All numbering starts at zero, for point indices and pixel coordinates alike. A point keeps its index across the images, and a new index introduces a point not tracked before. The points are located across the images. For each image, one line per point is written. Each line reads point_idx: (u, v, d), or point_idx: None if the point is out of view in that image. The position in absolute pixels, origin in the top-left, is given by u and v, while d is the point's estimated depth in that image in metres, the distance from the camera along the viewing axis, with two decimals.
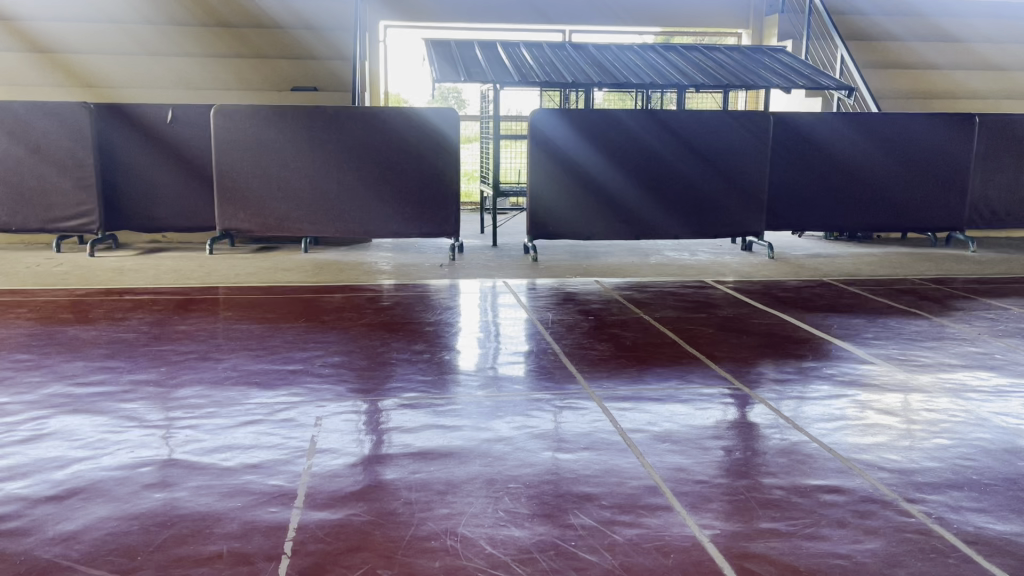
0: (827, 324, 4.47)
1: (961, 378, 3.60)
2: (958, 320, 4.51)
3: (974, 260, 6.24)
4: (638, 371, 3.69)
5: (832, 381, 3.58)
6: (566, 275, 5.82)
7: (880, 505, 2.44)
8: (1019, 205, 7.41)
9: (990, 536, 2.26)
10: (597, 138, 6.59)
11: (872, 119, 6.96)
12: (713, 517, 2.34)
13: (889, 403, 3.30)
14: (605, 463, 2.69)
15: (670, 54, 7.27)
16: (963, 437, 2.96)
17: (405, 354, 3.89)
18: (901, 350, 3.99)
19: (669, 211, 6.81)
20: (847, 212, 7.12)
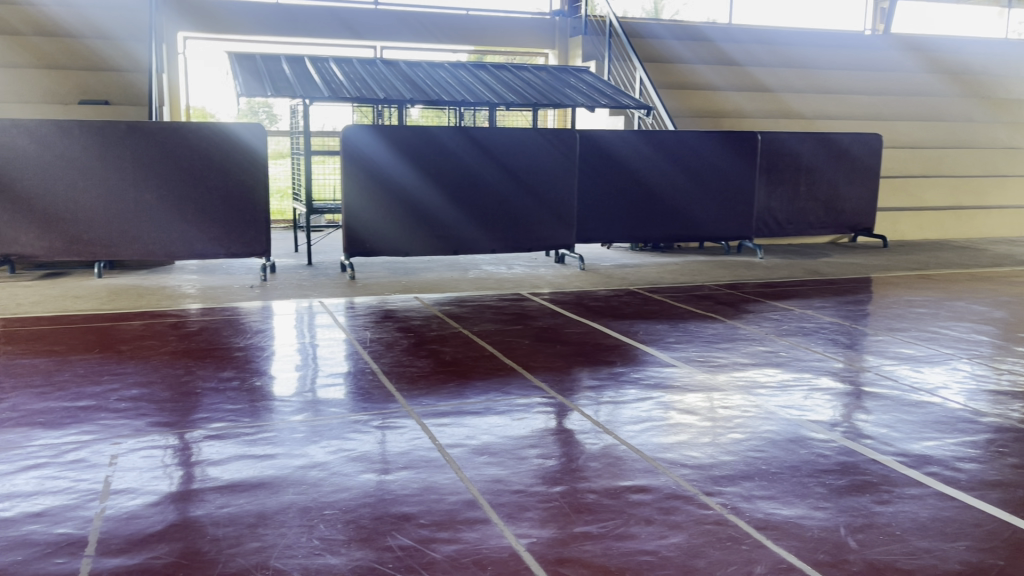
0: (634, 331, 4.71)
1: (751, 375, 3.90)
2: (749, 322, 4.89)
3: (762, 266, 6.80)
4: (457, 386, 3.70)
5: (639, 385, 3.76)
6: (383, 292, 5.77)
7: (683, 500, 2.59)
8: (799, 215, 8.14)
9: (777, 521, 2.46)
10: (412, 155, 6.61)
11: (669, 137, 7.43)
12: (528, 526, 2.39)
13: (690, 403, 3.52)
14: (423, 481, 2.68)
15: (480, 72, 7.41)
16: (754, 430, 3.21)
17: (212, 382, 3.69)
18: (700, 353, 4.27)
19: (484, 226, 6.92)
20: (650, 224, 7.55)
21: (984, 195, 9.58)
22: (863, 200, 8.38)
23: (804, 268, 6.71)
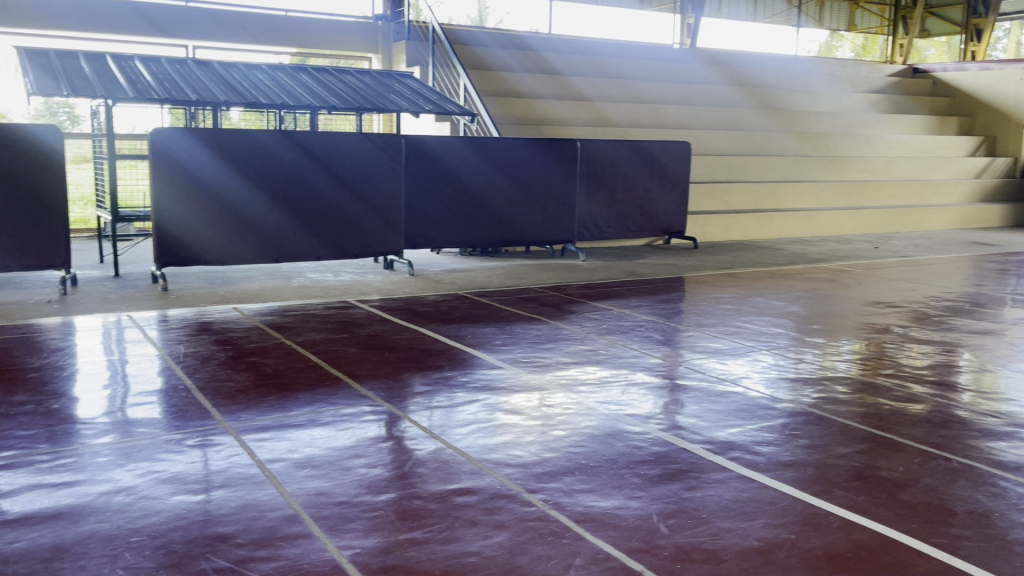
0: (461, 335, 4.75)
1: (573, 374, 4.04)
2: (571, 323, 5.06)
3: (584, 269, 7.06)
4: (279, 399, 3.58)
5: (466, 388, 3.80)
6: (200, 303, 5.49)
7: (506, 499, 2.64)
8: (617, 220, 8.50)
9: (595, 512, 2.56)
10: (229, 158, 6.34)
11: (493, 143, 7.56)
12: (352, 537, 2.35)
13: (515, 403, 3.60)
14: (241, 498, 2.58)
15: (300, 74, 7.22)
16: (575, 426, 3.33)
17: (2, 407, 3.36)
18: (525, 354, 4.37)
19: (310, 232, 6.75)
20: (476, 229, 7.65)
21: (780, 200, 10.40)
22: (675, 205, 8.89)
23: (622, 270, 7.03)
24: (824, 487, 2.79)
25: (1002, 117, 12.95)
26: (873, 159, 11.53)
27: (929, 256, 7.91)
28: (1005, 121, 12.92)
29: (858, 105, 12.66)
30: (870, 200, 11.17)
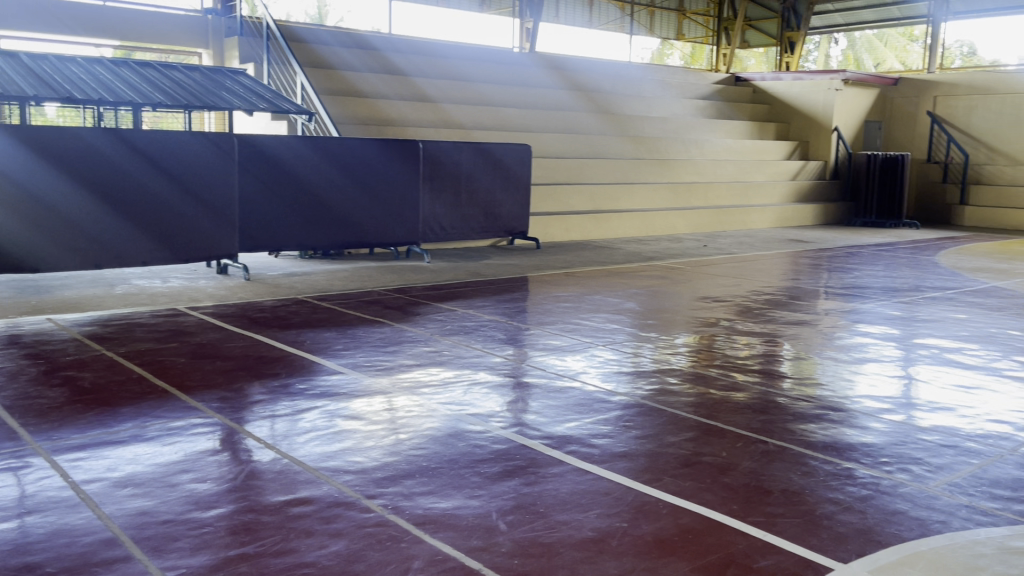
0: (301, 340, 4.62)
1: (415, 376, 4.02)
2: (414, 325, 5.04)
3: (428, 270, 7.04)
4: (98, 416, 3.34)
5: (305, 395, 3.70)
6: (9, 315, 5.05)
7: (344, 507, 2.59)
8: (461, 220, 8.54)
9: (434, 514, 2.56)
10: (45, 156, 5.87)
11: (333, 143, 7.41)
12: (178, 557, 2.23)
13: (355, 408, 3.54)
14: (52, 524, 2.39)
15: (121, 69, 6.80)
16: (417, 429, 3.31)
17: None
18: (367, 358, 4.30)
19: (138, 234, 6.36)
20: (317, 230, 7.47)
21: (618, 201, 10.81)
22: (518, 206, 9.03)
23: (466, 271, 7.06)
24: (655, 475, 2.92)
25: (813, 124, 14.04)
26: (701, 163, 12.21)
27: (752, 254, 8.44)
28: (816, 127, 14.01)
29: (685, 110, 13.40)
30: (698, 201, 11.81)
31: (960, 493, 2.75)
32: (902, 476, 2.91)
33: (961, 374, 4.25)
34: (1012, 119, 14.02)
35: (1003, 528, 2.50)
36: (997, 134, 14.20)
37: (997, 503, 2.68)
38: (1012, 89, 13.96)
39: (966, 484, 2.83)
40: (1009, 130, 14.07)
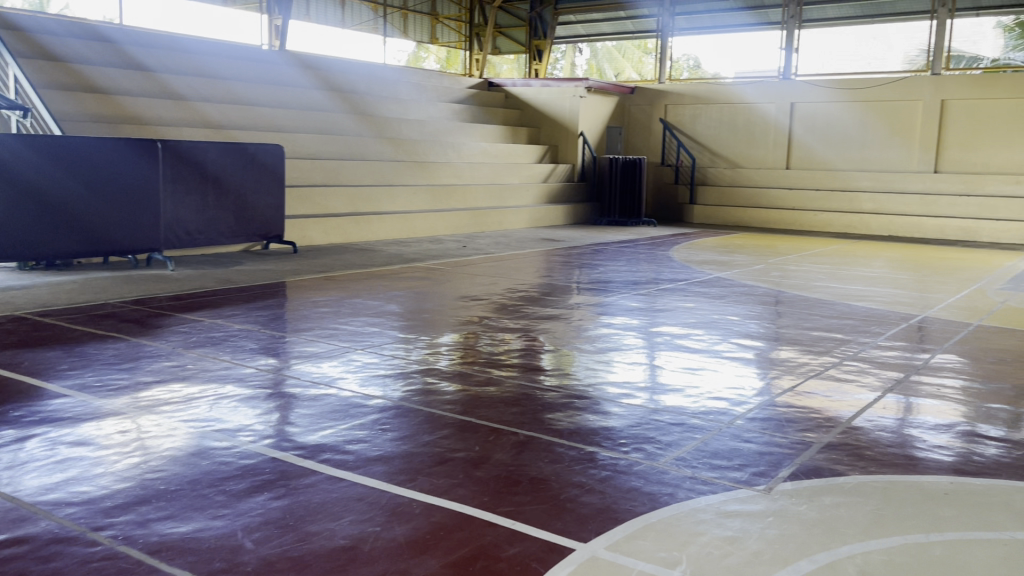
0: (17, 362, 4.13)
1: (155, 394, 3.74)
2: (154, 338, 4.68)
3: (173, 279, 6.58)
4: None
5: (21, 423, 3.31)
6: None
7: (65, 543, 2.34)
8: (209, 225, 8.07)
9: (173, 539, 2.39)
10: None
11: (57, 142, 6.73)
12: None
13: (82, 433, 3.22)
14: None
15: None
16: (154, 450, 3.08)
17: None
18: (97, 377, 3.94)
19: None
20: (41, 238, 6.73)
21: (377, 203, 10.76)
22: (278, 200, 8.73)
23: (215, 278, 6.69)
24: (409, 475, 2.92)
25: (562, 129, 14.82)
26: (459, 166, 12.49)
27: (507, 253, 8.76)
28: (563, 132, 14.81)
29: (442, 114, 13.65)
30: (457, 203, 12.08)
31: (685, 466, 3.02)
32: (636, 455, 3.14)
33: (689, 358, 4.68)
34: (729, 127, 15.68)
35: (720, 494, 2.78)
36: (717, 140, 15.83)
37: (715, 472, 2.97)
38: (726, 99, 15.62)
39: (691, 457, 3.11)
40: (727, 136, 15.72)
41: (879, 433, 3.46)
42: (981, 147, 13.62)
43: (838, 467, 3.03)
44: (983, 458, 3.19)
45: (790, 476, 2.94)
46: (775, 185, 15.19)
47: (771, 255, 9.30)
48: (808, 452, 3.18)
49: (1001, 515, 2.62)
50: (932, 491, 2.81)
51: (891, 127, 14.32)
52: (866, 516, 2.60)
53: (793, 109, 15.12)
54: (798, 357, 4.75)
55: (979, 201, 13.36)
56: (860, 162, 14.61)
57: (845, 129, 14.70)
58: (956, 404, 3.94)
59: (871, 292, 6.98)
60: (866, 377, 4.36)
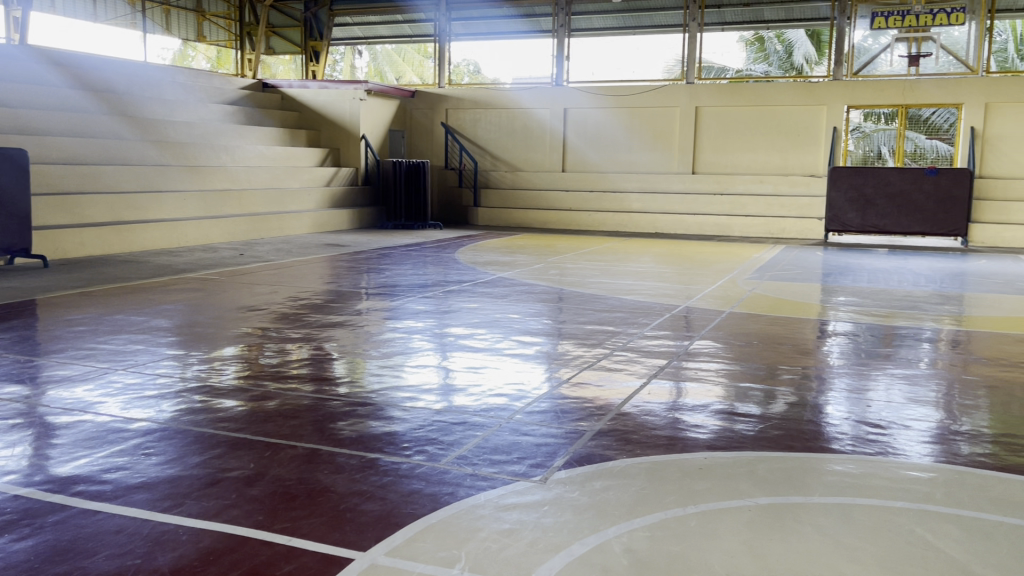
0: None
1: None
2: None
3: None
4: None
5: None
6: None
7: None
8: None
9: None
10: None
11: None
12: None
13: None
14: None
15: None
16: None
17: None
18: None
19: None
20: None
21: (142, 210, 10.04)
22: (26, 199, 7.93)
23: None
24: (176, 501, 2.74)
25: (342, 131, 14.59)
26: (234, 171, 11.95)
27: (289, 260, 8.49)
28: (343, 135, 14.59)
29: (214, 115, 12.99)
30: (233, 208, 11.54)
31: (466, 464, 3.06)
32: (418, 458, 3.14)
33: (471, 357, 4.77)
34: (507, 129, 16.32)
35: (498, 489, 2.84)
36: (497, 143, 16.41)
37: (494, 467, 3.04)
38: (504, 105, 16.20)
39: (471, 455, 3.16)
40: (505, 139, 16.33)
41: (647, 417, 3.70)
42: (730, 150, 14.97)
43: (608, 453, 3.20)
44: (734, 433, 3.51)
45: (564, 465, 3.06)
46: (552, 187, 15.91)
47: (550, 254, 9.70)
48: (581, 440, 3.34)
49: (747, 483, 2.90)
50: (689, 467, 3.05)
51: (652, 131, 15.41)
52: (632, 496, 2.76)
53: (566, 114, 15.90)
54: (573, 350, 4.98)
55: (730, 200, 14.71)
56: (627, 166, 15.67)
57: (612, 134, 15.69)
58: (712, 385, 4.31)
59: (639, 286, 7.47)
60: (634, 365, 4.66)
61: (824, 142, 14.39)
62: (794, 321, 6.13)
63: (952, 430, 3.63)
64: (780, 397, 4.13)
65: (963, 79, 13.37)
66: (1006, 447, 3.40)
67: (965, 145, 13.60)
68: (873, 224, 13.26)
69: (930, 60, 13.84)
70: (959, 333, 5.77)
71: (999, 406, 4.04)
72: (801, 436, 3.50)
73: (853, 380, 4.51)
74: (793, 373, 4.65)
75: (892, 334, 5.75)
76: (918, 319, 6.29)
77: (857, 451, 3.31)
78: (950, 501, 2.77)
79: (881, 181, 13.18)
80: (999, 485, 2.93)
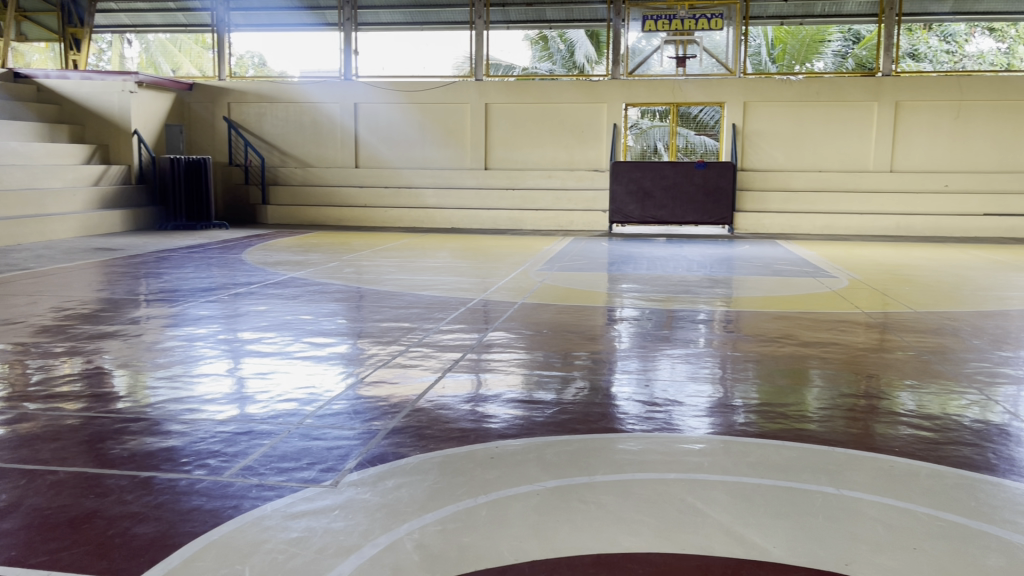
0: None
1: None
2: None
3: None
4: None
5: None
6: None
7: None
8: None
9: None
10: None
11: None
12: None
13: None
14: None
15: None
16: None
17: None
18: None
19: None
20: None
21: None
22: None
23: None
24: None
25: (110, 126, 13.51)
26: None
27: (53, 267, 7.75)
28: (113, 130, 13.51)
29: None
30: None
31: (251, 475, 2.92)
32: (199, 473, 2.95)
33: (259, 362, 4.57)
34: (295, 124, 15.89)
35: (286, 497, 2.74)
36: (286, 140, 15.96)
37: (282, 476, 2.92)
38: (292, 98, 15.80)
39: (257, 464, 3.02)
40: (294, 135, 15.91)
41: (442, 411, 3.71)
42: (519, 146, 15.40)
43: (401, 450, 3.18)
44: (526, 421, 3.60)
45: (356, 467, 3.01)
46: (345, 184, 15.69)
47: (345, 252, 9.51)
48: (374, 440, 3.29)
49: (535, 469, 2.98)
50: (481, 458, 3.09)
51: (443, 128, 15.54)
52: (424, 492, 2.76)
53: (357, 109, 15.72)
54: (367, 349, 4.90)
55: (521, 194, 15.19)
56: (421, 162, 15.72)
57: (403, 130, 15.68)
58: (509, 375, 4.40)
59: (435, 281, 7.51)
60: (429, 360, 4.66)
61: (605, 138, 15.11)
62: (584, 310, 6.39)
63: (724, 403, 3.93)
64: (573, 383, 4.29)
65: (723, 80, 14.60)
66: (767, 415, 3.74)
67: (729, 140, 14.85)
68: (652, 215, 14.19)
69: (695, 61, 15.00)
70: (729, 314, 6.27)
71: (762, 377, 4.46)
72: (588, 419, 3.66)
73: (639, 362, 4.79)
74: (582, 359, 4.84)
75: (672, 317, 6.15)
76: (694, 302, 6.78)
77: (642, 429, 3.51)
78: (717, 468, 3.00)
79: (657, 174, 14.10)
80: (759, 450, 3.22)
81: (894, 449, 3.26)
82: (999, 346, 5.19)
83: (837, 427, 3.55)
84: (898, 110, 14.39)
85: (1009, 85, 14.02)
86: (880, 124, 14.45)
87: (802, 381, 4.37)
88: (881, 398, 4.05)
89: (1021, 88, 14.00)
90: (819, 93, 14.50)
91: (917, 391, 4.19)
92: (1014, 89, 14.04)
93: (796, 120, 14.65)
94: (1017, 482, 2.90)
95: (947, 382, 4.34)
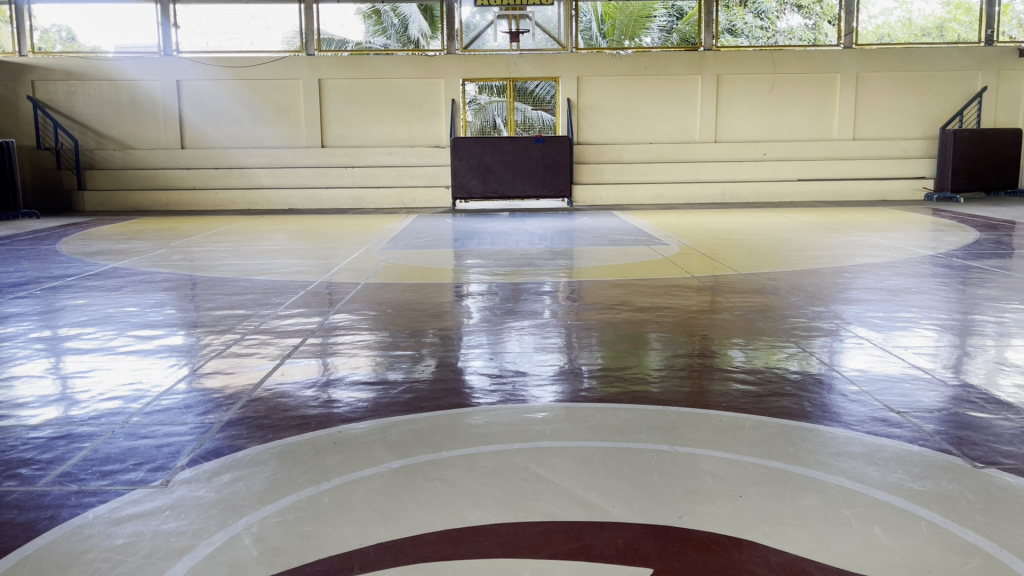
0: None
1: None
2: None
3: None
4: None
5: None
6: None
7: None
8: None
9: None
10: None
11: None
12: None
13: None
14: None
15: None
16: None
17: None
18: None
19: None
20: None
21: None
22: None
23: None
24: None
25: None
26: None
27: None
28: None
29: None
30: None
31: (70, 481, 2.71)
32: (10, 484, 2.71)
33: (79, 360, 4.24)
34: (110, 104, 14.88)
35: (111, 502, 2.56)
36: (101, 119, 14.93)
37: (105, 480, 2.73)
38: (105, 76, 14.77)
39: (76, 470, 2.81)
40: (109, 114, 14.90)
41: (283, 399, 3.59)
42: (356, 124, 15.06)
43: (238, 443, 3.05)
44: (371, 402, 3.54)
45: (188, 464, 2.85)
46: (170, 166, 14.99)
47: (173, 238, 9.02)
48: (208, 434, 3.14)
49: (379, 450, 2.93)
50: (323, 444, 3.01)
51: (274, 105, 14.97)
52: (263, 484, 2.66)
53: (179, 87, 14.87)
54: (200, 339, 4.67)
55: (360, 171, 14.96)
56: (253, 142, 15.09)
57: (230, 109, 14.99)
58: (359, 357, 4.32)
59: (273, 265, 7.24)
60: (267, 348, 4.49)
61: (444, 113, 15.03)
62: (431, 287, 6.34)
63: (571, 371, 4.03)
64: (421, 361, 4.26)
65: (557, 55, 14.94)
66: (608, 379, 3.87)
67: (564, 114, 15.15)
68: (493, 190, 14.31)
69: (528, 36, 15.03)
70: (572, 285, 6.39)
71: (604, 344, 4.59)
72: (432, 395, 3.64)
73: (486, 336, 4.79)
74: (429, 337, 4.79)
75: (518, 291, 6.20)
76: (538, 276, 6.85)
77: (491, 402, 3.53)
78: (561, 436, 3.06)
79: (496, 149, 14.20)
80: (598, 415, 3.31)
81: (723, 405, 3.44)
82: (813, 303, 5.58)
83: (673, 388, 3.71)
84: (719, 82, 15.17)
85: (817, 59, 15.12)
86: (704, 96, 15.18)
87: (640, 345, 4.54)
88: (713, 357, 4.28)
89: (824, 61, 15.11)
90: (647, 67, 15.09)
91: (746, 348, 4.45)
92: (821, 62, 15.15)
93: (627, 93, 15.15)
94: (832, 427, 3.14)
95: (771, 339, 4.63)
